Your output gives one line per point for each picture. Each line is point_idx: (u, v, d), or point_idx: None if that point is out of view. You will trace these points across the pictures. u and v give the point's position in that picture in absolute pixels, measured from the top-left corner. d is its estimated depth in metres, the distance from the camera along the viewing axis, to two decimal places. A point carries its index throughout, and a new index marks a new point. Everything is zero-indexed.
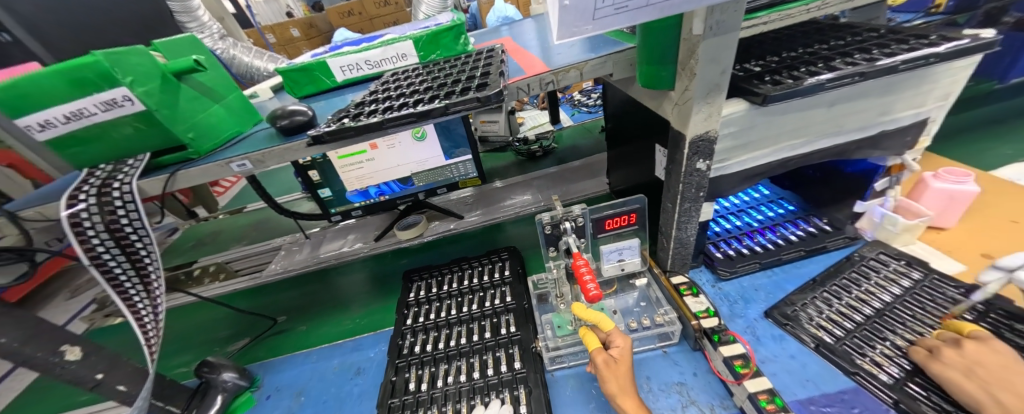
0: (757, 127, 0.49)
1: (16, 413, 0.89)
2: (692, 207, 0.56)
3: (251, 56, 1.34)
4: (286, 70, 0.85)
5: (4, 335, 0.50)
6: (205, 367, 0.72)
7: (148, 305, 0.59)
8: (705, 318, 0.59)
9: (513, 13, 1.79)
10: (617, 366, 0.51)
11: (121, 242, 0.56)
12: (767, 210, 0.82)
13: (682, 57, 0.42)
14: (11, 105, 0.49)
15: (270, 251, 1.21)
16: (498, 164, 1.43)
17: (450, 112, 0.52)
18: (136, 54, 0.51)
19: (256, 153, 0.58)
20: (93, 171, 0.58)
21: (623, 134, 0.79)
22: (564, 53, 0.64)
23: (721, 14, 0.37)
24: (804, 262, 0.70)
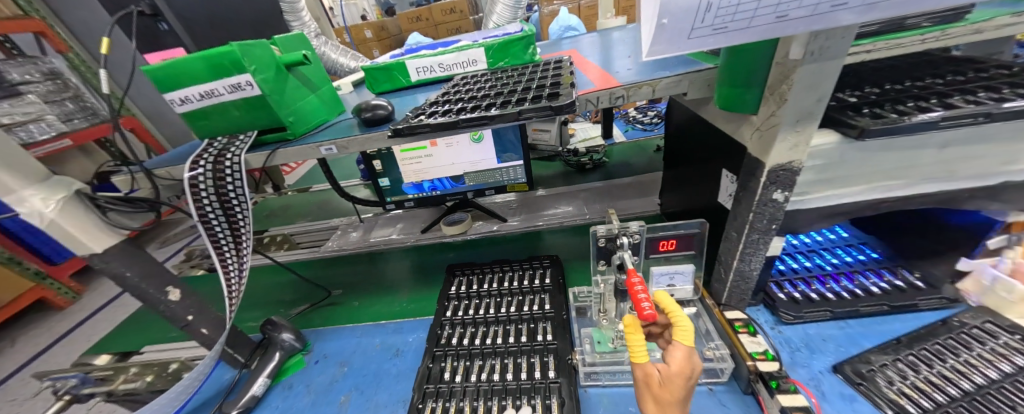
0: (849, 162, 0.46)
1: (117, 338, 1.05)
2: (759, 239, 0.52)
3: (338, 53, 1.47)
4: (370, 68, 0.93)
5: (130, 270, 0.59)
6: (269, 325, 0.82)
7: (236, 262, 0.67)
8: (762, 360, 0.54)
9: (576, 23, 1.80)
10: (657, 391, 0.41)
11: (224, 205, 0.64)
12: (844, 254, 0.74)
13: (772, 81, 0.40)
14: (166, 83, 0.60)
15: (328, 229, 1.33)
16: (546, 173, 1.44)
17: (521, 118, 0.54)
18: (260, 47, 0.60)
19: (342, 139, 0.65)
20: (212, 143, 0.68)
21: (684, 155, 0.76)
22: (634, 70, 0.63)
23: (825, 39, 0.35)
24: (887, 318, 0.62)
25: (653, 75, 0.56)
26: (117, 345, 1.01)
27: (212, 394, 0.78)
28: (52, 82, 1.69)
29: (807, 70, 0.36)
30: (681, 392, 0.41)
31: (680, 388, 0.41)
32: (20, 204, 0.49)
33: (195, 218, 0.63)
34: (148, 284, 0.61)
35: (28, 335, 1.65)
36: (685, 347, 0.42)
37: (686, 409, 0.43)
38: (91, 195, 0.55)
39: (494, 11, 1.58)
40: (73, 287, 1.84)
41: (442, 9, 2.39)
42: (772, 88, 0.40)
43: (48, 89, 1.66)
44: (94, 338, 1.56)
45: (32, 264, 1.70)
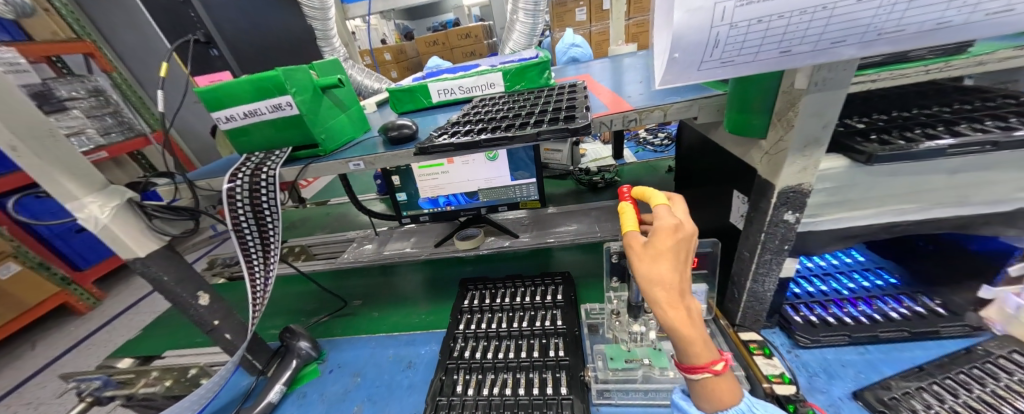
0: (859, 185, 0.47)
1: (142, 341, 1.09)
2: (772, 259, 0.53)
3: (362, 75, 1.56)
4: (394, 90, 0.98)
5: (167, 273, 0.63)
6: (289, 333, 0.84)
7: (263, 270, 0.70)
8: (778, 384, 0.54)
9: (579, 41, 1.91)
10: (646, 248, 0.39)
11: (257, 216, 0.68)
12: (861, 279, 0.73)
13: (779, 108, 0.42)
14: (215, 103, 0.67)
15: (344, 241, 1.37)
16: (557, 191, 1.46)
17: (540, 138, 0.57)
18: (300, 71, 0.66)
19: (369, 156, 0.69)
20: (249, 157, 0.73)
21: (695, 176, 0.78)
22: (645, 95, 0.66)
23: (828, 71, 0.37)
24: (907, 345, 0.61)
25: (664, 100, 0.59)
26: (138, 349, 1.05)
27: (230, 399, 0.80)
28: (95, 98, 1.81)
29: (812, 99, 0.39)
30: (671, 246, 0.38)
31: (669, 242, 0.38)
32: (80, 210, 0.54)
33: (230, 227, 0.67)
34: (182, 288, 0.65)
35: (51, 339, 1.72)
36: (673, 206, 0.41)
37: (678, 273, 0.38)
38: (140, 203, 0.59)
39: (510, 37, 1.66)
40: (95, 293, 1.91)
41: (458, 34, 2.51)
42: (779, 114, 0.42)
43: (91, 105, 1.79)
44: (113, 343, 1.60)
45: (60, 268, 1.80)
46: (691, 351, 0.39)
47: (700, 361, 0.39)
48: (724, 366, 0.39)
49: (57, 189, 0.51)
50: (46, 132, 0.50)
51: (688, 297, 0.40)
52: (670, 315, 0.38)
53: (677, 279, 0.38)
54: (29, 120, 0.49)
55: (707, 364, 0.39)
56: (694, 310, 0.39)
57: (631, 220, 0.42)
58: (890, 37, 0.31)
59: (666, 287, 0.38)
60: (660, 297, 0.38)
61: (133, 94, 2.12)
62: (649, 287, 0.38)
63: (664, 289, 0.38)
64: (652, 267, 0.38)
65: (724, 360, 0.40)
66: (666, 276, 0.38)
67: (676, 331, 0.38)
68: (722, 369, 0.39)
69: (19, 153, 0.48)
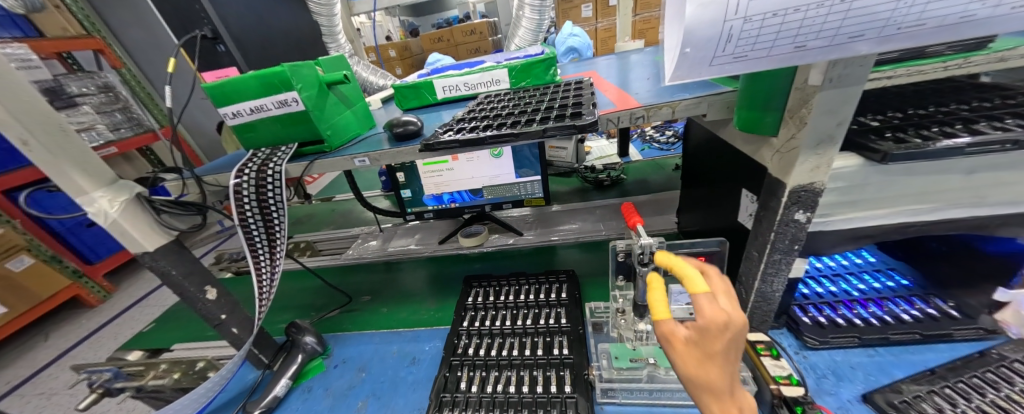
0: (872, 185, 0.46)
1: (151, 333, 1.10)
2: (782, 259, 0.52)
3: (368, 72, 1.56)
4: (400, 86, 0.98)
5: (175, 268, 0.63)
6: (294, 328, 0.85)
7: (269, 266, 0.70)
8: (786, 385, 0.53)
9: (576, 30, 1.90)
10: (692, 350, 0.37)
11: (263, 212, 0.68)
12: (871, 280, 0.72)
13: (792, 106, 0.41)
14: (222, 98, 0.67)
15: (349, 237, 1.38)
16: (563, 189, 1.45)
17: (546, 135, 0.56)
18: (306, 67, 0.67)
19: (374, 152, 0.69)
20: (256, 153, 0.73)
21: (703, 175, 0.77)
22: (653, 92, 0.65)
23: (843, 67, 0.36)
24: (918, 348, 0.60)
25: (672, 97, 0.58)
26: (147, 342, 1.06)
27: (236, 393, 0.81)
28: (105, 94, 1.84)
29: (827, 96, 0.38)
30: (718, 349, 0.36)
31: (721, 345, 0.36)
32: (90, 204, 0.54)
33: (236, 223, 0.67)
34: (189, 282, 0.65)
35: (63, 331, 1.75)
36: (724, 297, 0.37)
37: (729, 376, 0.37)
38: (148, 198, 0.59)
39: (516, 34, 1.65)
40: (106, 286, 1.95)
41: (463, 30, 2.50)
42: (792, 111, 0.41)
43: (101, 101, 1.82)
44: (123, 336, 1.63)
45: (71, 262, 1.83)
46: None
47: None
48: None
49: (67, 184, 0.52)
50: (55, 126, 0.50)
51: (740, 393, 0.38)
52: None
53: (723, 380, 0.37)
54: (39, 114, 0.49)
55: None
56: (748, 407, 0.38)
57: (665, 305, 0.40)
58: (910, 31, 0.30)
59: (714, 392, 0.37)
60: (708, 402, 0.38)
61: (141, 91, 2.15)
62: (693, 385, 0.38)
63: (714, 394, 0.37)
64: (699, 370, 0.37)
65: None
66: (716, 384, 0.37)
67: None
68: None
69: (30, 147, 0.48)
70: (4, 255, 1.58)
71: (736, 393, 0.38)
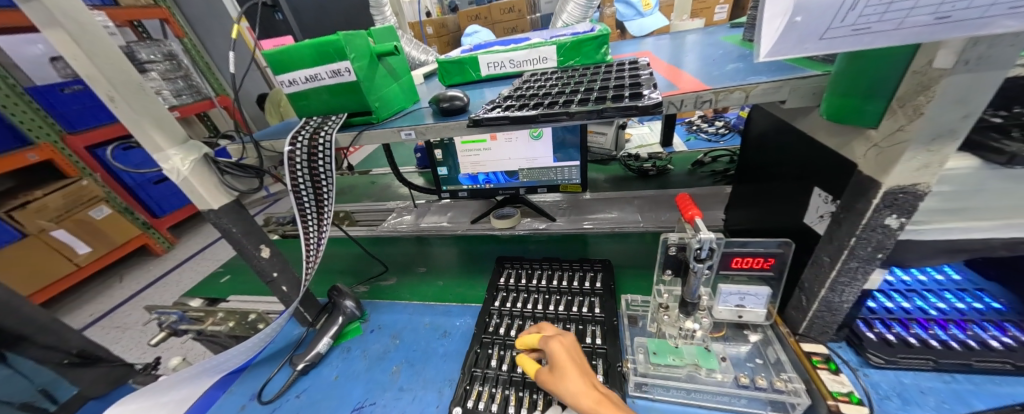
0: (986, 191, 0.40)
1: (210, 282, 1.21)
2: (858, 267, 0.47)
3: (412, 47, 1.55)
4: (444, 61, 0.96)
5: (234, 226, 0.67)
6: (336, 291, 0.89)
7: (316, 232, 0.73)
8: (845, 403, 0.49)
9: None
10: (557, 372, 0.54)
11: (314, 180, 0.70)
12: (954, 299, 0.64)
13: (903, 93, 0.36)
14: (280, 66, 0.69)
15: (385, 210, 1.42)
16: (601, 176, 1.40)
17: (603, 116, 0.53)
18: (359, 37, 0.67)
19: (421, 126, 0.69)
20: (308, 121, 0.75)
21: (763, 169, 0.71)
22: (721, 74, 0.59)
23: (986, 47, 0.31)
24: (1006, 379, 0.53)
25: (746, 79, 0.53)
26: (205, 291, 1.16)
27: (283, 346, 0.87)
28: (169, 62, 1.97)
29: (955, 82, 0.32)
30: (570, 363, 0.54)
31: (571, 365, 0.54)
32: (166, 161, 0.58)
33: (288, 186, 0.69)
34: (247, 240, 0.69)
35: (133, 274, 1.96)
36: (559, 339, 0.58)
37: (586, 380, 0.52)
38: (214, 159, 0.62)
39: (564, 9, 1.57)
40: (168, 238, 2.15)
41: (501, 8, 2.43)
42: (902, 99, 0.36)
43: (165, 68, 1.95)
44: (184, 283, 1.80)
45: (141, 214, 2.02)
46: None
47: None
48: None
49: (147, 140, 0.55)
50: (137, 85, 0.53)
51: (606, 392, 0.52)
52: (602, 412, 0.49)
53: (591, 383, 0.52)
54: (125, 73, 0.52)
55: None
56: (612, 397, 0.51)
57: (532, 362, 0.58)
58: None
59: (589, 396, 0.50)
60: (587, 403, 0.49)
61: (199, 60, 2.30)
62: (571, 391, 0.51)
63: (585, 391, 0.50)
64: (571, 376, 0.52)
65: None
66: (580, 388, 0.51)
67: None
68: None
69: (116, 103, 0.51)
70: (87, 204, 1.78)
71: (606, 394, 0.52)
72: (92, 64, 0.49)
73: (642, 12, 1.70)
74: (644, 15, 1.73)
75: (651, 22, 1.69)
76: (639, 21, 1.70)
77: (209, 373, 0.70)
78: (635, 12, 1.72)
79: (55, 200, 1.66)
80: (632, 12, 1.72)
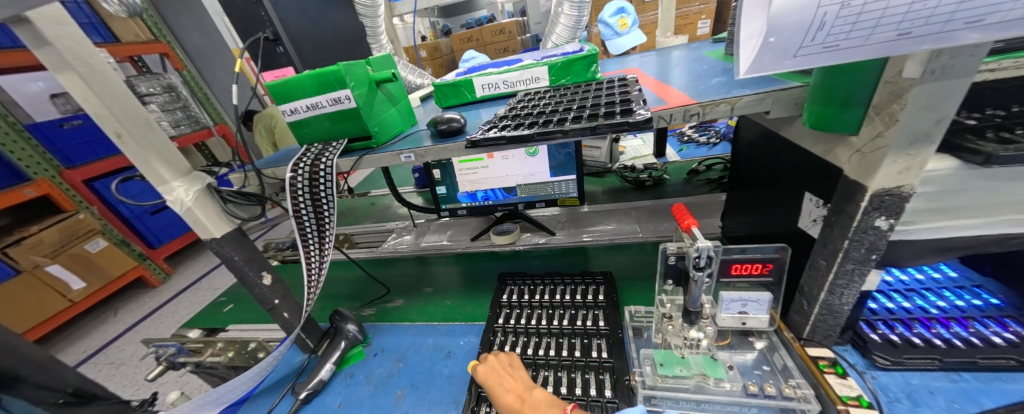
0: (969, 191, 0.41)
1: (209, 311, 1.20)
2: (854, 269, 0.48)
3: (407, 71, 1.59)
4: (440, 84, 0.99)
5: (236, 254, 0.67)
6: (338, 316, 0.88)
7: (317, 256, 0.73)
8: (855, 407, 0.49)
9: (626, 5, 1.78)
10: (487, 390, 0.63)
11: (316, 204, 0.71)
12: (953, 297, 0.64)
13: (878, 102, 0.38)
14: (282, 96, 0.71)
15: (384, 231, 1.43)
16: (598, 188, 1.42)
17: (596, 132, 0.55)
18: (358, 66, 0.69)
19: (420, 148, 0.71)
20: (309, 148, 0.76)
21: (755, 176, 0.72)
22: (707, 88, 0.62)
23: (949, 58, 0.33)
24: (1013, 376, 0.53)
25: (731, 92, 0.55)
26: (204, 320, 1.15)
27: (284, 374, 0.86)
28: (168, 94, 2.01)
29: (924, 90, 0.34)
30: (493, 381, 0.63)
31: (493, 382, 0.63)
32: (169, 193, 0.59)
33: (290, 212, 0.70)
34: (249, 268, 0.69)
35: (129, 308, 1.93)
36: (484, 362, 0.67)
37: (507, 390, 0.61)
38: (217, 189, 0.63)
39: (553, 31, 1.62)
40: (165, 268, 2.14)
41: (492, 30, 2.50)
42: (878, 107, 0.38)
43: (164, 100, 1.99)
44: (181, 314, 1.78)
45: (137, 246, 2.02)
46: None
47: None
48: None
49: (152, 173, 0.57)
50: (145, 120, 0.55)
51: (525, 394, 0.60)
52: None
53: (513, 393, 0.60)
54: (133, 110, 0.54)
55: None
56: (531, 398, 0.59)
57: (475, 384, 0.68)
58: None
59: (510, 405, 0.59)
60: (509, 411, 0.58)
61: (199, 92, 2.34)
62: (497, 407, 0.60)
63: (507, 404, 0.59)
64: (495, 395, 0.61)
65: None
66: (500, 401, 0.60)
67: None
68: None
69: (124, 139, 0.53)
70: (83, 238, 1.77)
71: (527, 396, 0.60)
72: (100, 102, 0.50)
73: (619, 32, 1.76)
74: (621, 34, 1.79)
75: (628, 41, 1.76)
76: (616, 40, 1.76)
77: (210, 406, 0.69)
78: (612, 32, 1.78)
79: (50, 234, 1.66)
80: (610, 31, 1.78)
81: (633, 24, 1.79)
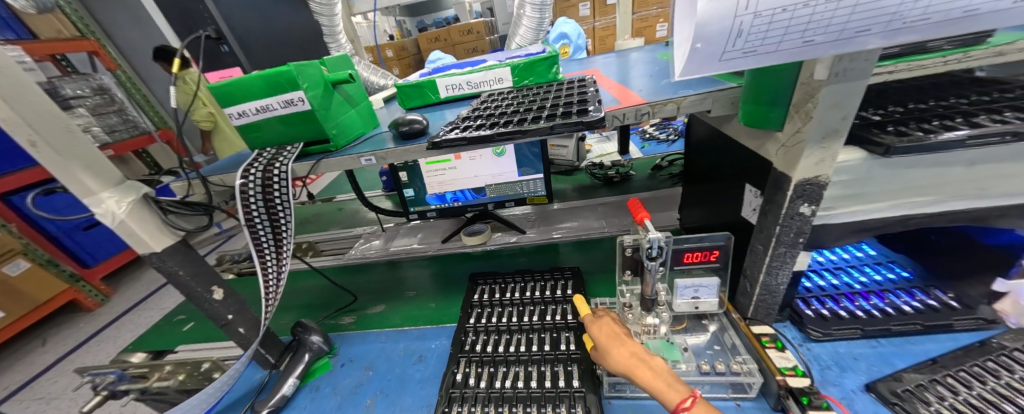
0: (876, 179, 0.47)
1: (158, 332, 1.11)
2: (786, 252, 0.53)
3: (369, 72, 1.55)
4: (403, 85, 0.98)
5: (183, 268, 0.63)
6: (301, 327, 0.85)
7: (275, 266, 0.70)
8: (791, 376, 0.54)
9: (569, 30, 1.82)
10: (607, 343, 0.55)
11: (270, 212, 0.68)
12: (873, 273, 0.72)
13: (797, 101, 0.43)
14: (227, 99, 0.67)
15: (351, 237, 1.38)
16: (566, 186, 1.46)
17: (554, 132, 0.57)
18: (312, 66, 0.67)
19: (381, 151, 0.69)
20: (262, 153, 0.73)
21: (705, 171, 0.78)
22: (658, 89, 0.65)
23: (848, 62, 0.38)
24: (920, 338, 0.61)
25: (677, 93, 0.59)
26: (151, 343, 1.06)
27: (243, 393, 0.82)
28: (100, 97, 1.84)
29: (831, 90, 0.39)
30: (618, 336, 0.55)
31: (617, 339, 0.55)
32: (97, 205, 0.54)
33: (241, 221, 0.67)
34: (197, 282, 0.65)
35: (61, 335, 1.74)
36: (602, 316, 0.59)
37: (633, 351, 0.52)
38: (155, 198, 0.59)
39: (516, 32, 1.64)
40: (103, 290, 1.94)
41: (460, 30, 2.48)
42: (797, 106, 0.42)
43: (97, 103, 1.83)
44: (123, 339, 1.63)
45: (68, 266, 1.83)
46: (666, 396, 0.47)
47: (672, 400, 0.46)
48: (691, 398, 0.45)
49: (76, 184, 0.52)
50: (63, 126, 0.50)
51: (653, 360, 0.51)
52: (644, 378, 0.49)
53: (628, 349, 0.53)
54: (47, 115, 0.49)
55: (677, 401, 0.46)
56: (656, 366, 0.50)
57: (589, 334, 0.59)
58: (914, 26, 0.32)
59: (634, 363, 0.51)
60: (629, 368, 0.51)
61: (136, 92, 2.14)
62: (610, 363, 0.53)
63: (619, 360, 0.52)
64: (608, 351, 0.54)
65: (692, 395, 0.46)
66: (623, 359, 0.52)
67: (649, 388, 0.49)
68: (691, 403, 0.45)
69: (38, 148, 0.48)
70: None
71: (654, 363, 0.50)
72: (9, 107, 0.45)
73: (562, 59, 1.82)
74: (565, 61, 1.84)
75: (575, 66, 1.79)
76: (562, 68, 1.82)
77: None
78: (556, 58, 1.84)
79: None
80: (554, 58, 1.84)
81: (577, 50, 1.85)
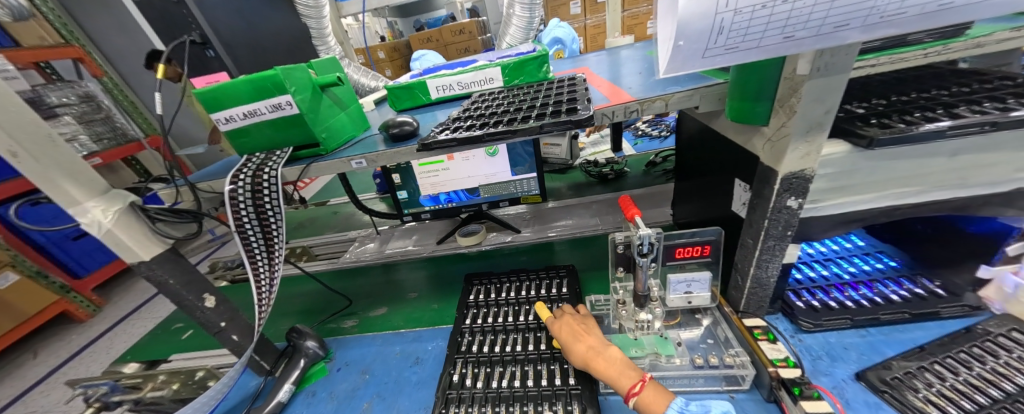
0: (861, 171, 0.48)
1: (150, 342, 1.09)
2: (776, 245, 0.54)
3: (359, 74, 1.54)
4: (393, 87, 0.97)
5: (173, 277, 0.62)
6: (295, 332, 0.84)
7: (267, 272, 0.69)
8: (783, 367, 0.55)
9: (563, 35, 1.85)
10: (567, 340, 0.61)
11: (260, 217, 0.67)
12: (861, 263, 0.74)
13: (781, 95, 0.43)
14: (213, 104, 0.66)
15: (346, 241, 1.37)
16: (561, 184, 1.46)
17: (543, 131, 0.57)
18: (298, 70, 0.66)
19: (372, 153, 0.69)
20: (251, 158, 0.72)
21: (696, 166, 0.78)
22: (647, 86, 0.66)
23: (830, 56, 0.38)
24: (908, 326, 0.62)
25: (666, 90, 0.59)
26: (144, 353, 1.05)
27: (238, 400, 0.81)
28: (86, 104, 1.82)
29: (814, 84, 0.40)
30: (576, 332, 0.61)
31: (574, 335, 0.61)
32: (83, 215, 0.53)
33: (232, 227, 0.66)
34: (188, 290, 0.64)
35: (52, 347, 1.71)
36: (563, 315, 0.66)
37: (589, 344, 0.58)
38: (143, 207, 0.58)
39: (507, 32, 1.64)
40: (95, 300, 1.91)
41: (452, 30, 2.47)
42: (781, 100, 0.43)
43: (83, 111, 1.79)
44: (116, 350, 1.60)
45: (58, 277, 1.80)
46: (618, 382, 0.52)
47: (623, 385, 0.52)
48: (640, 383, 0.51)
49: (61, 195, 0.51)
50: (46, 136, 0.49)
51: (606, 350, 0.56)
52: (599, 368, 0.55)
53: (586, 344, 0.59)
54: (28, 125, 0.48)
55: (627, 385, 0.51)
56: (610, 356, 0.55)
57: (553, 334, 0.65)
58: (892, 20, 0.32)
59: (589, 356, 0.57)
60: (586, 361, 0.57)
61: (124, 99, 2.10)
62: (572, 358, 0.59)
63: (578, 354, 0.58)
64: (569, 347, 0.60)
65: (642, 379, 0.51)
66: (581, 353, 0.58)
67: (605, 377, 0.54)
68: (640, 388, 0.50)
69: (20, 158, 0.47)
70: None
71: (607, 353, 0.56)
72: None
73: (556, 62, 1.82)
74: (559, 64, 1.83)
75: None
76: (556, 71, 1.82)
77: None
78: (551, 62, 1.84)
79: None
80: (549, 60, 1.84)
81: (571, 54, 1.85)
